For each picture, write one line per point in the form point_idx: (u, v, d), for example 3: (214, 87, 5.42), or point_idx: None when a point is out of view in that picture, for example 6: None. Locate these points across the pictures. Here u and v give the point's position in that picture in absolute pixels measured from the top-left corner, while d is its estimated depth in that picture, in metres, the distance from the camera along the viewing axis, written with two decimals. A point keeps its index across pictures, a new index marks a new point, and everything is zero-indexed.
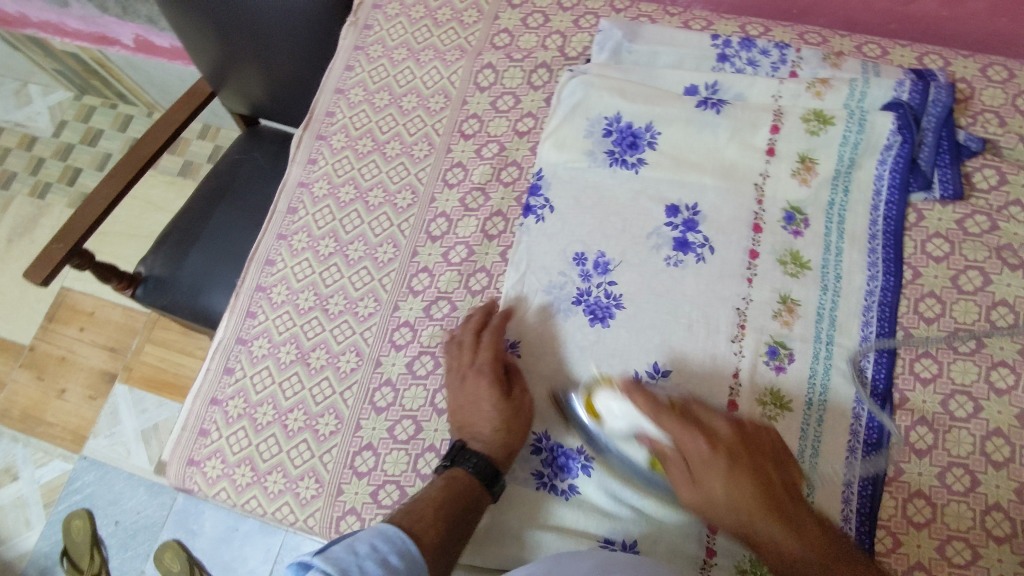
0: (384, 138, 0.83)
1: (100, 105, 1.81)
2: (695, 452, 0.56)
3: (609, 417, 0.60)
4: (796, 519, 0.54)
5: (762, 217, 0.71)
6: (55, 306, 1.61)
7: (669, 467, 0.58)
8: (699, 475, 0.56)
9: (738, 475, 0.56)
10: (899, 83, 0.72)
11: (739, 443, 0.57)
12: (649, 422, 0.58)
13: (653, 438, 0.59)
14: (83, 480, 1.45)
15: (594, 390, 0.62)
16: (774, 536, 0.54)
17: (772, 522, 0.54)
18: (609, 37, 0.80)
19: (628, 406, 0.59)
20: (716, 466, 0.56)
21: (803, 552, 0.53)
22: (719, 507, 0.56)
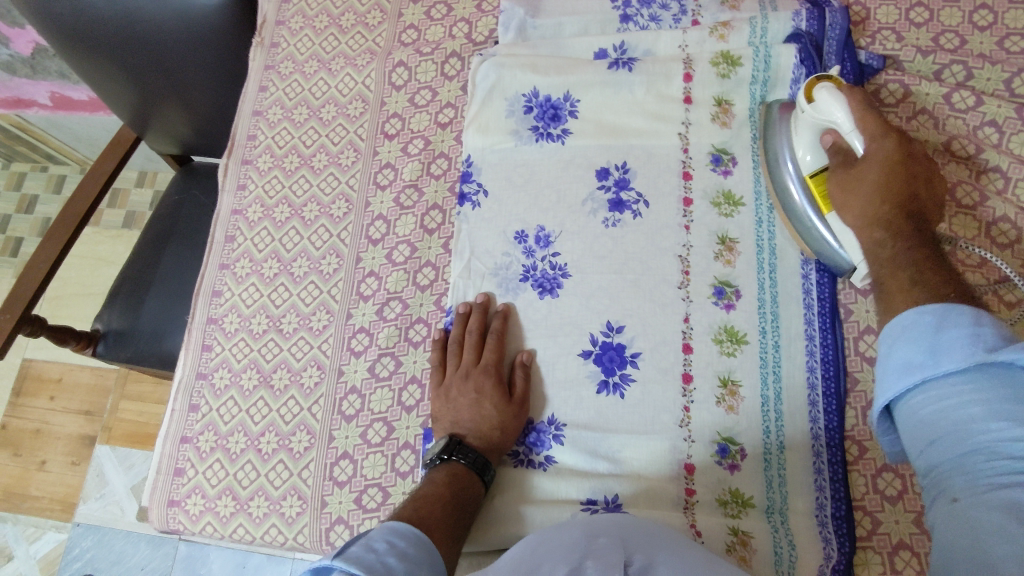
0: (310, 152, 0.83)
1: (30, 170, 1.78)
2: (881, 151, 0.59)
3: (819, 104, 0.63)
4: (909, 232, 0.56)
5: (689, 164, 0.73)
6: (20, 379, 1.58)
7: (832, 172, 0.63)
8: (856, 171, 0.60)
9: (886, 184, 0.58)
10: (796, 13, 0.74)
11: (907, 158, 0.59)
12: (849, 120, 0.61)
13: (840, 137, 0.62)
14: (81, 546, 1.43)
15: (818, 82, 0.65)
16: (889, 229, 0.57)
17: (876, 232, 0.58)
18: (512, 16, 0.80)
19: (842, 101, 0.62)
20: (886, 149, 0.59)
21: (872, 232, 0.58)
22: (870, 198, 0.59)
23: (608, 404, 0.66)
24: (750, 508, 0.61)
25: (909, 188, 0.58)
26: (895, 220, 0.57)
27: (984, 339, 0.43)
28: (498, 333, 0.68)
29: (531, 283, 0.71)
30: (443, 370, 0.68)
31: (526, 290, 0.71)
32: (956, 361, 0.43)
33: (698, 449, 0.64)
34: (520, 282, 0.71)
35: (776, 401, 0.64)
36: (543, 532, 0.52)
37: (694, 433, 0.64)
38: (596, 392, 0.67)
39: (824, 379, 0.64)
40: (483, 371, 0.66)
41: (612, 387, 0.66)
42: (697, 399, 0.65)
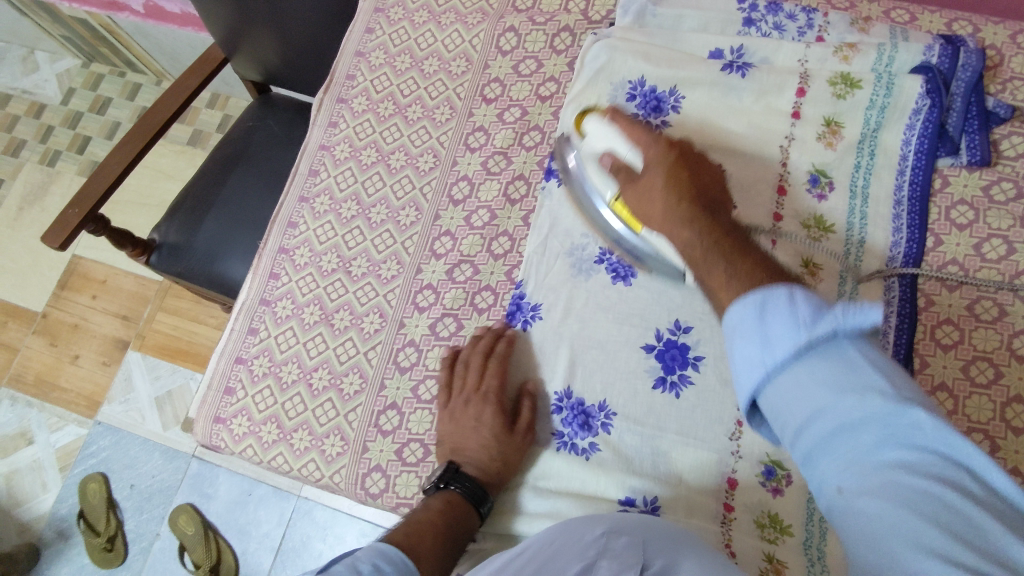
0: (405, 102, 0.83)
1: (109, 73, 1.81)
2: (650, 150, 0.62)
3: (592, 133, 0.67)
4: (713, 218, 0.55)
5: (786, 179, 0.71)
6: (67, 273, 1.61)
7: (621, 179, 0.64)
8: (644, 173, 0.61)
9: (670, 193, 0.58)
10: (929, 46, 0.70)
11: (691, 157, 0.61)
12: (619, 137, 0.64)
13: (615, 154, 0.64)
14: (98, 444, 1.47)
15: (586, 115, 0.69)
16: (705, 253, 0.53)
17: (721, 263, 0.51)
18: (633, 1, 0.78)
19: (609, 129, 0.65)
20: (661, 165, 0.60)
21: (738, 276, 0.49)
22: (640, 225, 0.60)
23: (662, 403, 0.64)
24: (786, 536, 0.60)
25: (693, 182, 0.58)
26: (748, 248, 0.52)
27: (802, 316, 0.42)
28: (501, 357, 0.67)
29: (606, 266, 0.70)
30: (448, 394, 0.67)
31: (599, 273, 0.70)
32: (789, 344, 0.42)
33: (744, 467, 0.62)
34: (594, 265, 0.70)
35: None
36: (572, 522, 0.53)
37: (743, 449, 0.62)
38: (651, 388, 0.65)
39: None
40: (482, 400, 0.65)
41: (668, 386, 0.65)
42: None
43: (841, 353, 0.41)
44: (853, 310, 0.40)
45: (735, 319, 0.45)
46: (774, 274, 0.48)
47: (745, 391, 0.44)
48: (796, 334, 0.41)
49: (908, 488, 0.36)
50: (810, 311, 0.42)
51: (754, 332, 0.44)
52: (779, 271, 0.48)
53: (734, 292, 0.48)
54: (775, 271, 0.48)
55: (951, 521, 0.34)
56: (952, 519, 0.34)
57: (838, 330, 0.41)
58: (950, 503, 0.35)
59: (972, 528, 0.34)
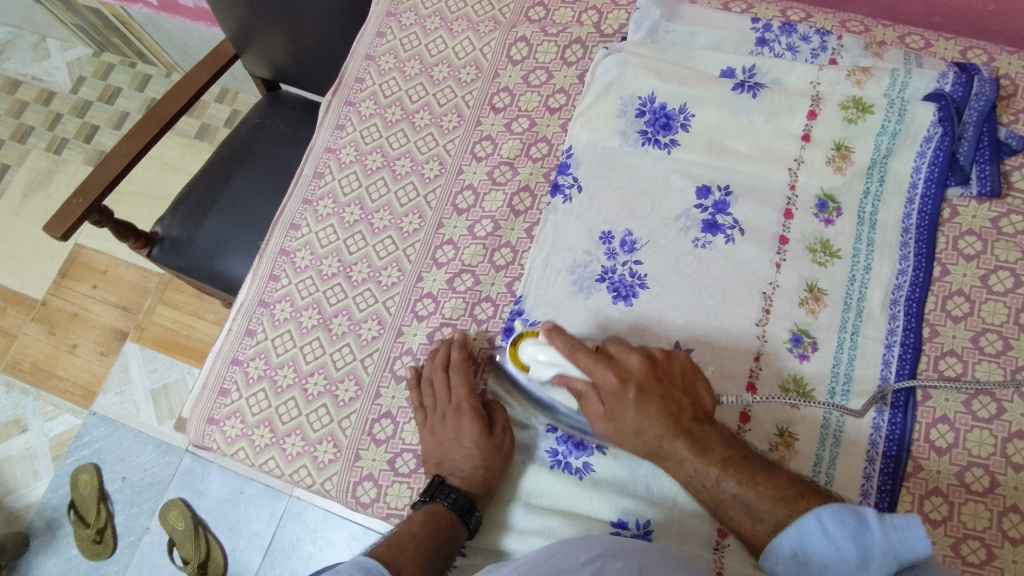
0: (413, 108, 0.82)
1: (119, 63, 1.81)
2: (605, 385, 0.59)
3: (535, 368, 0.63)
4: (705, 450, 0.57)
5: (794, 203, 0.70)
6: (69, 262, 1.61)
7: (587, 409, 0.61)
8: (608, 408, 0.59)
9: (649, 415, 0.58)
10: (942, 74, 0.70)
11: (649, 373, 0.60)
12: (568, 367, 0.61)
13: (571, 380, 0.61)
14: (92, 435, 1.46)
15: (519, 341, 0.64)
16: (706, 476, 0.57)
17: (729, 480, 0.56)
18: (646, 16, 0.78)
19: (553, 353, 0.61)
20: (625, 403, 0.59)
21: (706, 469, 0.57)
22: (625, 434, 0.59)
23: None
24: None
25: (665, 411, 0.58)
26: (704, 429, 0.58)
27: (840, 540, 0.52)
28: (462, 365, 0.67)
29: (607, 285, 0.69)
30: (423, 409, 0.67)
31: (600, 292, 0.69)
32: (836, 558, 0.52)
33: None
34: (595, 283, 0.69)
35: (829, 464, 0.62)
36: (567, 542, 0.54)
37: None
38: None
39: (884, 458, 0.62)
40: (457, 412, 0.65)
41: None
42: None
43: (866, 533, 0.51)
44: (898, 520, 0.50)
45: (788, 547, 0.54)
46: (785, 488, 0.55)
47: (777, 556, 0.54)
48: (842, 556, 0.52)
49: None
50: (852, 531, 0.51)
51: (794, 543, 0.54)
52: (796, 483, 0.56)
53: (769, 532, 0.54)
54: (796, 496, 0.55)
55: None
56: None
57: (889, 554, 0.50)
58: None
59: None
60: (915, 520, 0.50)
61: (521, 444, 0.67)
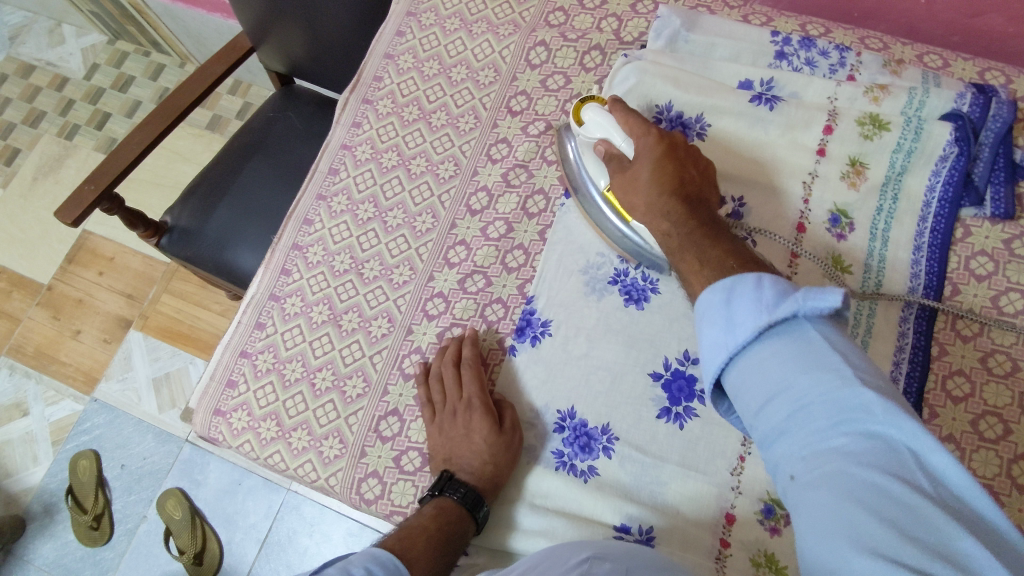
0: (430, 108, 0.82)
1: (134, 52, 1.82)
2: (643, 147, 0.63)
3: (588, 124, 0.68)
4: (694, 208, 0.59)
5: (807, 217, 0.71)
6: (76, 248, 1.61)
7: (613, 172, 0.65)
8: (634, 163, 0.64)
9: (661, 173, 0.61)
10: (960, 94, 0.70)
11: (683, 148, 0.63)
12: (615, 126, 0.66)
13: (611, 143, 0.66)
14: (93, 421, 1.47)
15: (585, 104, 0.69)
16: (686, 238, 0.57)
17: (709, 251, 0.54)
18: (667, 25, 0.78)
19: (604, 115, 0.67)
20: (651, 153, 0.62)
21: (687, 244, 0.56)
22: (635, 190, 0.62)
23: (665, 432, 0.64)
24: None
25: (680, 178, 0.61)
26: (704, 219, 0.58)
27: (764, 301, 0.44)
28: (472, 362, 0.67)
29: (618, 288, 0.69)
30: (432, 407, 0.67)
31: (612, 294, 0.69)
32: (749, 326, 0.44)
33: (744, 503, 0.61)
34: (607, 285, 0.70)
35: None
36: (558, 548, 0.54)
37: (743, 484, 0.62)
38: (655, 417, 0.65)
39: None
40: (466, 408, 0.65)
41: (673, 416, 0.64)
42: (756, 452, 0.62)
43: (798, 332, 0.42)
44: (814, 294, 0.42)
45: (706, 304, 0.48)
46: (744, 264, 0.53)
47: (709, 374, 0.47)
48: (757, 318, 0.44)
49: (860, 482, 0.36)
50: (773, 297, 0.44)
51: (720, 316, 0.46)
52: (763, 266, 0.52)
53: (706, 276, 0.52)
54: (761, 267, 0.51)
55: (901, 518, 0.35)
56: (892, 509, 0.35)
57: (798, 313, 0.42)
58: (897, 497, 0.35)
59: (919, 523, 0.34)
60: (838, 292, 0.41)
61: (527, 444, 0.67)
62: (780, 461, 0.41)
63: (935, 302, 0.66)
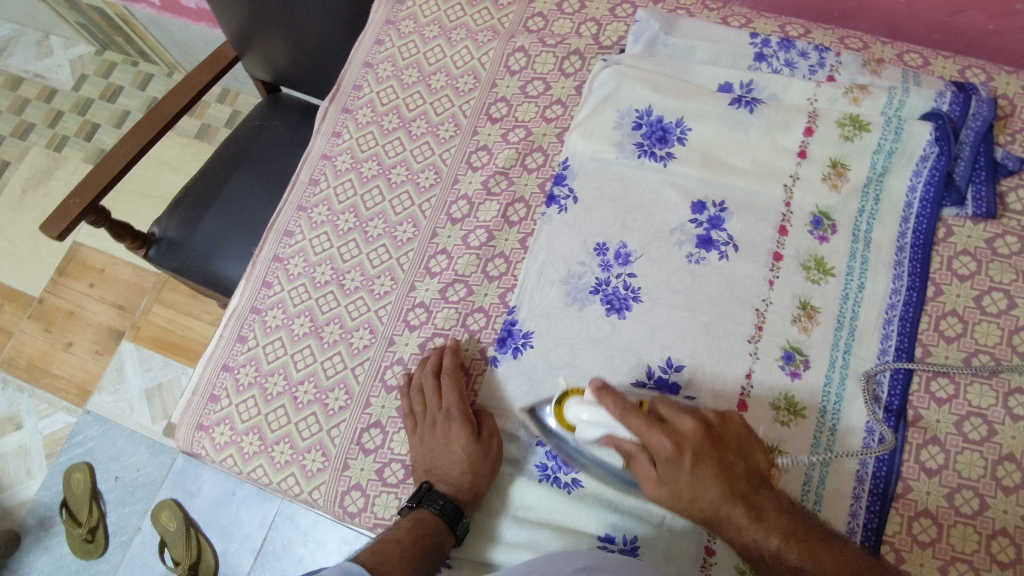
0: (410, 116, 0.82)
1: (122, 62, 1.81)
2: (659, 450, 0.58)
3: (580, 429, 0.60)
4: (762, 519, 0.56)
5: (788, 219, 0.70)
6: (66, 260, 1.61)
7: (636, 469, 0.59)
8: (667, 479, 0.58)
9: (709, 482, 0.57)
10: (940, 93, 0.70)
11: (704, 438, 0.58)
12: (619, 429, 0.58)
13: (619, 440, 0.59)
14: (86, 433, 1.46)
15: (564, 400, 0.61)
16: (737, 521, 0.56)
17: (791, 556, 0.54)
18: (645, 28, 0.78)
19: (599, 413, 0.59)
20: (681, 467, 0.57)
21: (764, 538, 0.55)
22: (680, 501, 0.58)
23: None
24: None
25: (720, 478, 0.57)
26: (753, 496, 0.57)
27: None
28: (451, 371, 0.67)
29: (600, 297, 0.69)
30: (412, 418, 0.67)
31: (594, 304, 0.69)
32: None
33: None
34: (589, 295, 0.69)
35: (819, 484, 0.62)
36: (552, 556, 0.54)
37: None
38: None
39: (873, 478, 0.62)
40: (445, 417, 0.64)
41: None
42: None
43: None
44: None
45: None
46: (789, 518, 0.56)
47: None
48: None
49: None
50: None
51: None
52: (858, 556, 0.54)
53: (830, 553, 0.54)
54: (833, 548, 0.54)
55: None
56: None
57: None
58: None
59: None
60: None
61: (509, 457, 0.66)
62: None
63: (909, 363, 0.64)
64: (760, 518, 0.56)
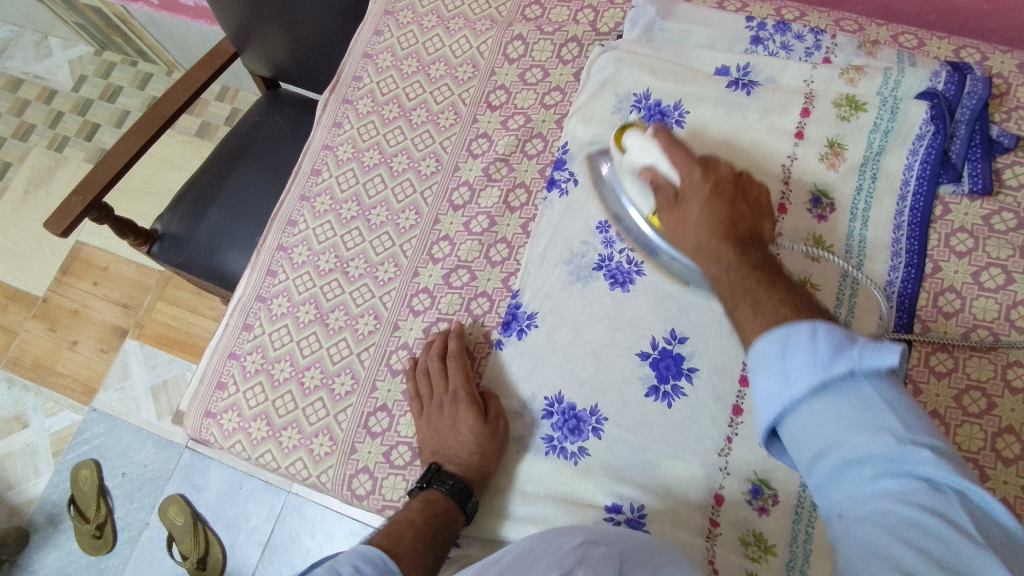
0: (410, 105, 0.83)
1: (121, 62, 1.82)
2: (689, 179, 0.61)
3: (631, 151, 0.66)
4: (745, 253, 0.55)
5: (787, 199, 0.71)
6: (69, 259, 1.62)
7: (660, 208, 0.64)
8: (680, 208, 0.61)
9: (715, 203, 0.59)
10: (935, 73, 0.70)
11: (731, 183, 0.61)
12: (662, 158, 0.64)
13: (657, 171, 0.64)
14: (92, 431, 1.47)
15: (626, 129, 0.68)
16: (723, 257, 0.55)
17: (751, 279, 0.51)
18: (642, 14, 0.78)
19: (649, 142, 0.65)
20: (700, 189, 0.60)
21: (729, 275, 0.54)
22: (686, 227, 0.60)
23: (653, 414, 0.64)
24: (771, 555, 0.60)
25: (730, 214, 0.58)
26: (752, 247, 0.55)
27: (820, 353, 0.42)
28: (457, 355, 0.68)
29: (603, 273, 0.70)
30: (418, 402, 0.67)
31: (597, 279, 0.70)
32: (804, 381, 0.42)
33: (732, 483, 0.62)
34: (592, 272, 0.70)
35: None
36: (550, 532, 0.54)
37: (731, 465, 0.62)
38: (644, 395, 0.65)
39: None
40: (452, 399, 0.65)
41: (661, 395, 0.65)
42: (742, 432, 0.63)
43: (855, 390, 0.41)
44: (872, 347, 0.41)
45: (758, 351, 0.46)
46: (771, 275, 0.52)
47: (762, 421, 0.45)
48: (810, 378, 0.42)
49: (900, 518, 0.37)
50: (829, 348, 0.42)
51: (775, 368, 0.44)
52: (815, 307, 0.48)
53: (764, 324, 0.47)
54: (806, 304, 0.47)
55: (923, 543, 0.35)
56: (929, 542, 0.35)
57: (854, 369, 0.41)
58: (944, 537, 0.35)
59: (951, 555, 0.35)
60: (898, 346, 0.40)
61: (515, 434, 0.67)
62: (831, 507, 0.41)
63: (909, 335, 0.65)
64: (739, 262, 0.54)
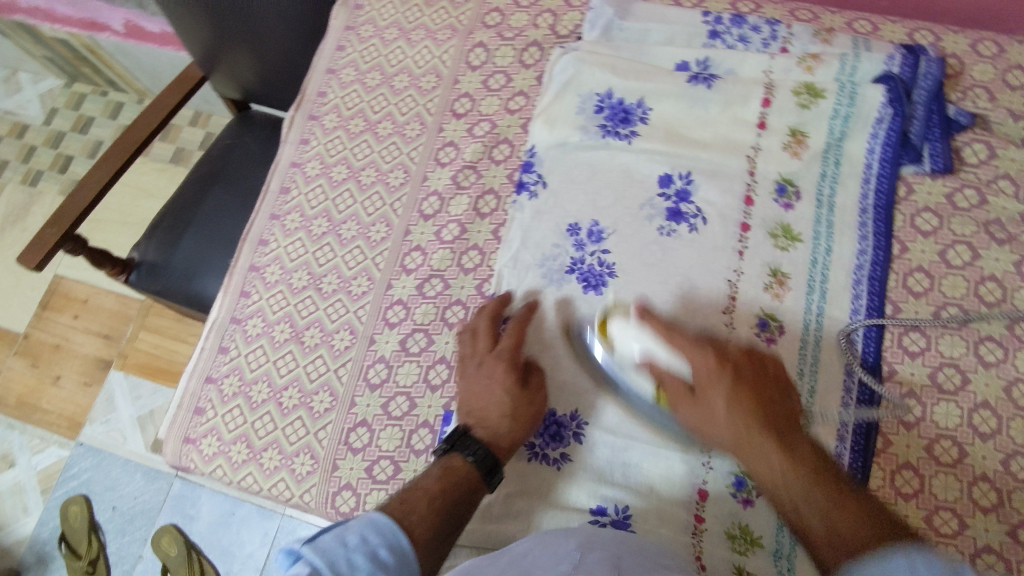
0: (375, 118, 0.83)
1: (91, 92, 1.81)
2: (701, 369, 0.58)
3: (620, 341, 0.62)
4: (798, 452, 0.54)
5: (753, 189, 0.71)
6: (49, 293, 1.60)
7: (674, 400, 0.59)
8: (704, 411, 0.58)
9: (743, 399, 0.56)
10: (890, 56, 0.71)
11: (746, 357, 0.59)
12: (659, 344, 0.60)
13: (658, 361, 0.60)
14: (80, 466, 1.45)
15: (607, 314, 0.64)
16: (775, 469, 0.54)
17: (818, 491, 0.52)
18: (600, 15, 0.79)
19: (644, 331, 0.61)
20: (721, 384, 0.57)
21: (790, 476, 0.53)
22: (713, 423, 0.57)
23: (632, 413, 0.65)
24: (757, 547, 0.60)
25: (759, 409, 0.56)
26: (794, 436, 0.55)
27: None
28: (519, 320, 0.67)
29: (577, 275, 0.70)
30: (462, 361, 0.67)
31: (571, 283, 0.70)
32: None
33: (715, 477, 0.62)
34: (565, 274, 0.70)
35: None
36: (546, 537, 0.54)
37: (713, 459, 0.62)
38: (622, 397, 0.65)
39: (854, 435, 0.63)
40: (494, 362, 0.65)
41: None
42: None
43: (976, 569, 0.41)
44: None
45: None
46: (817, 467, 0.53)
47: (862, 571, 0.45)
48: None
49: None
50: None
51: None
52: (877, 515, 0.50)
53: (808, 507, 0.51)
54: (883, 523, 0.49)
55: None
56: None
57: None
58: None
59: None
60: None
61: None
62: None
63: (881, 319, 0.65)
64: (789, 461, 0.53)
